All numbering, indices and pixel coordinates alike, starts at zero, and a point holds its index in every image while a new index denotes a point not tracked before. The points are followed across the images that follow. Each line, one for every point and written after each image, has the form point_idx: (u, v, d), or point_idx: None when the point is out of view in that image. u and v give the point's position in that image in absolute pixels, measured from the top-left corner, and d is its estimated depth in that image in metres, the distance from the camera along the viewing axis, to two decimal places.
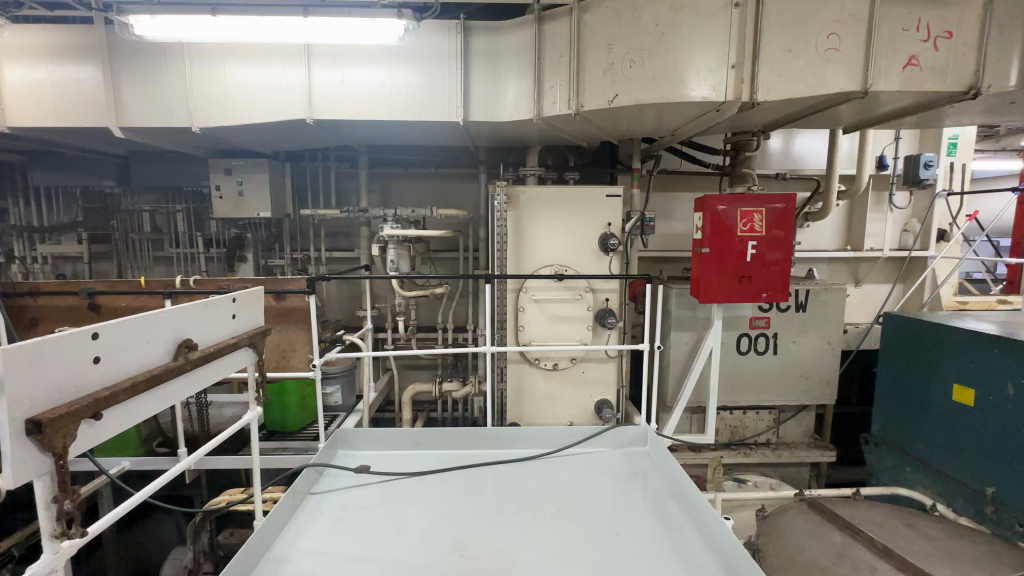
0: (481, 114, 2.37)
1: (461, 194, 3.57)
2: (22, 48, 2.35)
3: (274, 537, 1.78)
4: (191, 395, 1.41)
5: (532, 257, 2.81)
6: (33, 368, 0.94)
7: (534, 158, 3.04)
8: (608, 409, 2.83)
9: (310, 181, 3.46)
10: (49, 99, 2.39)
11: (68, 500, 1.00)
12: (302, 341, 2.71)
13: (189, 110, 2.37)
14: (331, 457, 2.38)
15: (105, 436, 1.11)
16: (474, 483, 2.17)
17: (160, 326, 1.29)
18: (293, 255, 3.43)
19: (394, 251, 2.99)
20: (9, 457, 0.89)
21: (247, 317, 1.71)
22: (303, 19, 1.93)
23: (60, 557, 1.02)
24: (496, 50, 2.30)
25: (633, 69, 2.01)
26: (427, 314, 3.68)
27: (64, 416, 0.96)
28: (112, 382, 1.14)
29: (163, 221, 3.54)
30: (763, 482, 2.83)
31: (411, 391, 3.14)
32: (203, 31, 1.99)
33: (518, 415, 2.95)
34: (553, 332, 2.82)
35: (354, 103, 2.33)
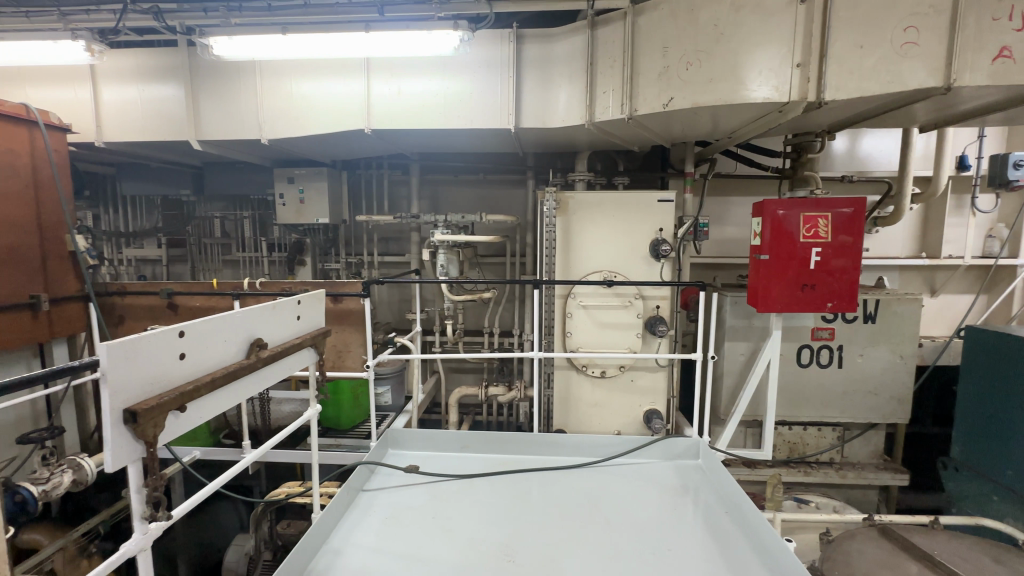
0: (532, 121, 2.38)
1: (508, 201, 3.60)
2: (117, 71, 2.59)
3: (330, 532, 1.85)
4: (261, 391, 1.50)
5: (580, 262, 2.79)
6: (131, 361, 1.03)
7: (583, 163, 3.01)
8: (657, 418, 2.75)
9: (365, 188, 3.60)
10: (138, 116, 2.61)
11: (155, 487, 1.08)
12: (356, 342, 2.81)
13: (258, 122, 2.52)
14: (381, 456, 2.45)
15: (189, 427, 1.20)
16: (520, 489, 2.17)
17: (235, 325, 1.37)
18: (347, 258, 3.57)
19: (444, 256, 3.05)
20: (110, 444, 0.98)
21: (310, 318, 1.80)
22: (364, 34, 2.01)
23: (147, 539, 1.11)
24: (547, 57, 2.31)
25: (690, 71, 1.96)
26: (474, 318, 3.73)
27: (156, 407, 1.05)
28: (195, 377, 1.22)
29: (231, 227, 3.78)
30: (826, 503, 2.66)
31: (458, 394, 3.20)
32: (275, 49, 2.12)
33: (564, 422, 2.93)
34: (601, 339, 2.78)
35: (409, 113, 2.41)
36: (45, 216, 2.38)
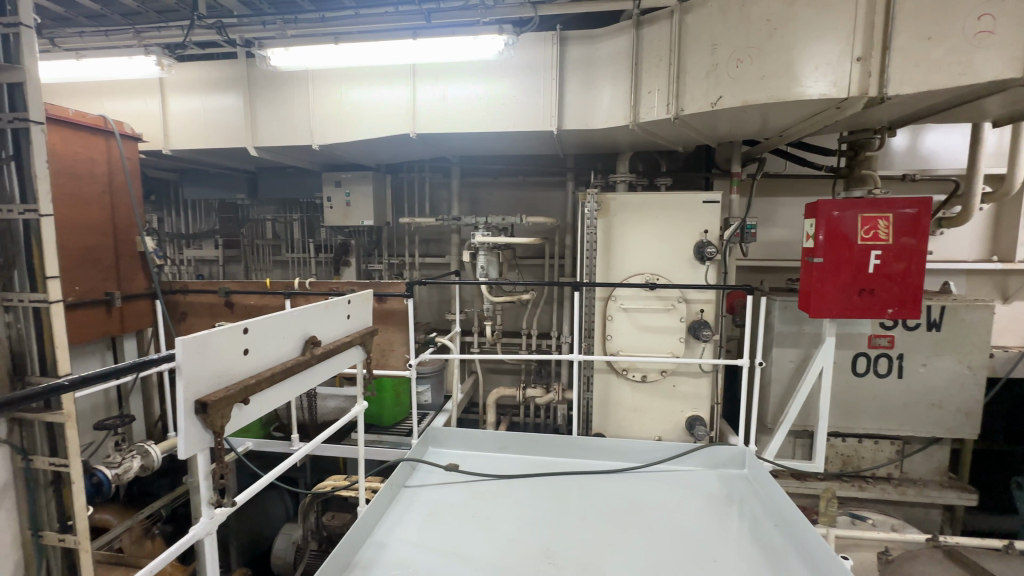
0: (575, 123, 2.37)
1: (548, 202, 3.60)
2: (183, 83, 2.76)
3: (374, 525, 1.91)
4: (314, 387, 1.56)
5: (622, 264, 2.75)
6: (202, 355, 1.09)
7: (624, 165, 2.97)
8: (700, 425, 2.68)
9: (407, 191, 3.69)
10: (201, 125, 2.78)
11: (222, 475, 1.14)
12: (399, 342, 2.88)
13: (310, 129, 2.63)
14: (422, 453, 2.50)
15: (251, 419, 1.27)
16: (559, 492, 2.16)
17: (293, 323, 1.44)
18: (390, 259, 3.66)
19: (484, 258, 3.09)
20: (183, 432, 1.05)
21: (359, 318, 1.86)
22: (412, 42, 2.06)
23: (212, 523, 1.17)
24: (590, 59, 2.30)
25: (740, 69, 1.91)
26: (512, 320, 3.75)
27: (223, 400, 1.11)
28: (257, 371, 1.29)
29: (281, 228, 3.95)
30: (884, 521, 2.52)
31: (496, 395, 3.22)
32: (328, 58, 2.20)
33: (603, 426, 2.90)
34: (642, 342, 2.74)
35: (453, 117, 2.45)
36: (119, 220, 2.56)
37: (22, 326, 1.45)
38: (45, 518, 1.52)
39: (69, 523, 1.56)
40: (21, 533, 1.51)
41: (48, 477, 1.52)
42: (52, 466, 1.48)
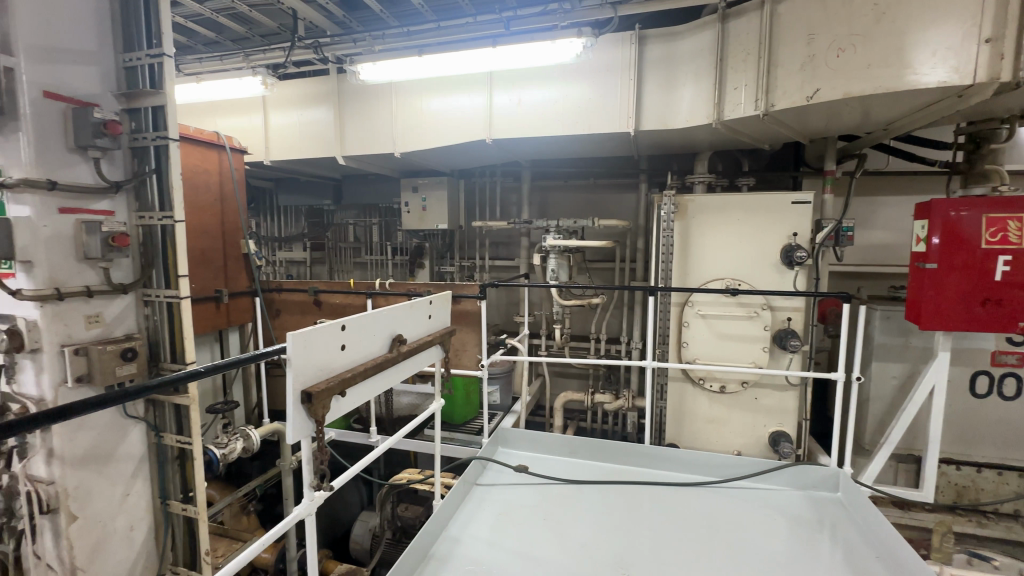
0: (654, 122, 2.31)
1: (619, 205, 3.53)
2: (283, 100, 3.02)
3: (448, 520, 1.96)
4: (400, 382, 1.64)
5: (699, 269, 2.64)
6: (308, 348, 1.18)
7: (703, 165, 2.85)
8: (785, 442, 2.50)
9: (479, 195, 3.77)
10: (296, 137, 3.02)
11: (321, 459, 1.23)
12: (471, 342, 2.96)
13: (392, 138, 2.77)
14: (493, 453, 2.54)
15: (348, 410, 1.35)
16: (632, 501, 2.10)
17: (382, 321, 1.52)
18: (461, 262, 3.77)
19: (554, 261, 3.09)
20: (292, 419, 1.14)
21: (439, 318, 1.93)
22: (491, 50, 2.11)
23: (312, 505, 1.26)
24: (670, 57, 2.24)
25: (841, 59, 1.77)
26: (581, 324, 3.71)
27: (325, 390, 1.19)
28: (351, 365, 1.37)
29: (362, 232, 4.18)
30: (1011, 564, 2.21)
31: (564, 399, 3.21)
32: (411, 70, 2.30)
33: (677, 437, 2.79)
34: (720, 351, 2.61)
35: (529, 122, 2.48)
36: (228, 225, 2.84)
37: (158, 317, 1.65)
38: (172, 488, 1.71)
39: (189, 495, 1.73)
40: (152, 501, 1.71)
41: (174, 452, 1.71)
42: (178, 443, 1.67)
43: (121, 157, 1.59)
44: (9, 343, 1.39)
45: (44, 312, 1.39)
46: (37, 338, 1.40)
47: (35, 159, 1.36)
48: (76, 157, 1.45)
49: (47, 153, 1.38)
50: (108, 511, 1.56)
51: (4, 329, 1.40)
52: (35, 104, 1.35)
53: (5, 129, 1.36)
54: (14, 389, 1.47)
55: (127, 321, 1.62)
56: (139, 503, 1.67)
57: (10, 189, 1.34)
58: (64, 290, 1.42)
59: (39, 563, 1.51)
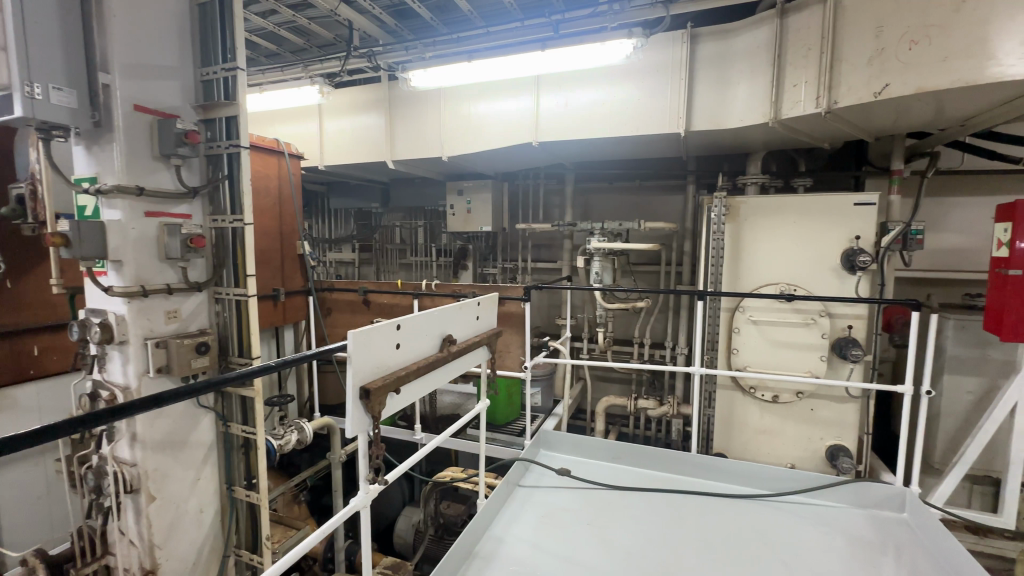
0: (706, 123, 2.25)
1: (666, 207, 3.46)
2: (337, 107, 3.14)
3: (492, 519, 1.98)
4: (449, 382, 1.67)
5: (751, 273, 2.55)
6: (367, 346, 1.23)
7: (756, 165, 2.76)
8: (845, 457, 2.37)
9: (522, 197, 3.78)
10: (349, 143, 3.14)
11: (377, 453, 1.27)
12: (515, 344, 2.97)
13: (440, 142, 2.83)
14: (535, 455, 2.54)
15: (401, 407, 1.39)
16: (679, 511, 2.05)
17: (434, 321, 1.55)
18: (504, 264, 3.79)
19: (598, 264, 3.07)
20: (351, 414, 1.19)
21: (486, 319, 1.95)
22: (541, 53, 2.11)
23: (368, 498, 1.30)
24: (724, 55, 2.17)
25: (913, 52, 1.67)
26: (624, 328, 3.66)
27: (382, 388, 1.23)
28: (405, 364, 1.41)
29: (407, 234, 4.29)
30: None
31: (606, 403, 3.17)
32: (460, 76, 2.34)
33: (726, 447, 2.70)
34: (773, 359, 2.51)
35: (575, 124, 2.47)
36: (285, 227, 2.98)
37: (228, 314, 1.76)
38: (237, 474, 1.83)
39: (252, 482, 1.85)
40: (219, 486, 1.83)
41: (239, 441, 1.83)
42: (244, 432, 1.78)
43: (197, 163, 1.71)
44: (100, 334, 1.51)
45: (132, 306, 1.51)
46: (125, 330, 1.52)
47: (126, 167, 1.48)
48: (159, 165, 1.57)
49: (136, 161, 1.50)
50: (181, 493, 1.68)
51: (97, 321, 1.52)
52: (126, 117, 1.47)
53: (101, 139, 1.49)
54: (102, 377, 1.60)
55: (201, 316, 1.73)
56: (208, 488, 1.78)
57: (104, 195, 1.47)
58: (148, 287, 1.54)
59: (122, 539, 1.63)
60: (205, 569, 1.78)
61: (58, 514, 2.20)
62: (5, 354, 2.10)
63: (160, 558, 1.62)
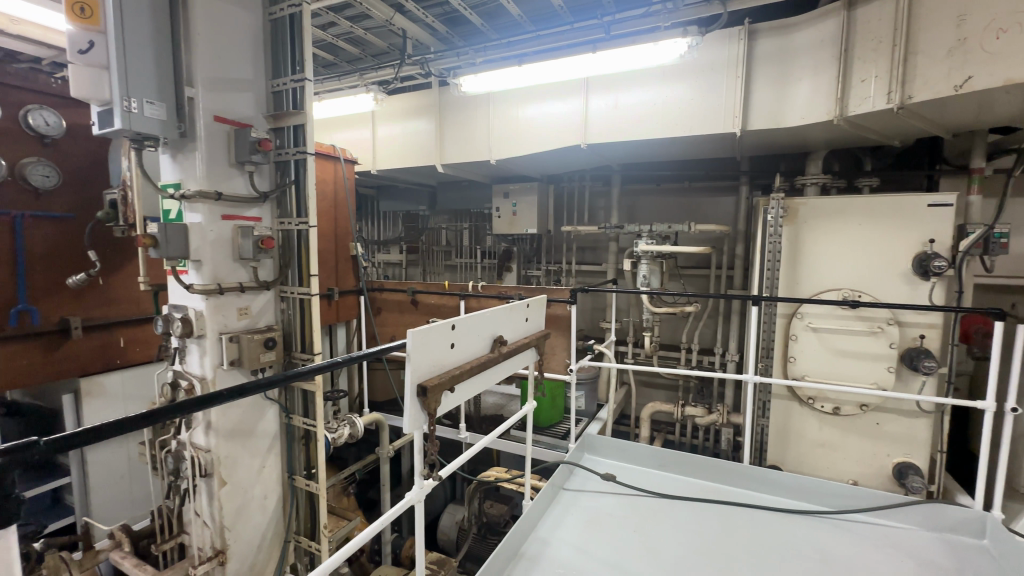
0: (764, 122, 2.17)
1: (717, 209, 3.36)
2: (389, 113, 3.25)
3: (537, 521, 1.98)
4: (500, 382, 1.69)
5: (810, 279, 2.43)
6: (424, 345, 1.26)
7: (816, 165, 2.63)
8: (914, 475, 2.22)
9: (568, 200, 3.77)
10: (400, 148, 3.24)
11: (431, 449, 1.30)
12: (561, 347, 2.96)
13: (489, 146, 2.87)
14: (579, 459, 2.53)
15: (455, 405, 1.42)
16: (731, 523, 1.98)
17: (486, 322, 1.57)
18: (548, 266, 3.79)
19: (646, 267, 3.02)
20: (409, 410, 1.22)
21: (535, 321, 1.96)
22: (592, 55, 2.10)
23: (422, 493, 1.32)
24: (785, 51, 2.08)
25: (1000, 42, 1.55)
26: (670, 333, 3.58)
27: (438, 386, 1.27)
28: (459, 363, 1.44)
29: (453, 236, 4.37)
30: None
31: (652, 409, 3.11)
32: (510, 81, 2.36)
33: (780, 459, 2.59)
34: (835, 369, 2.38)
35: (625, 125, 2.45)
36: (339, 229, 3.10)
37: (292, 312, 1.86)
38: (298, 464, 1.93)
39: (311, 471, 1.95)
40: (282, 474, 1.93)
41: (300, 433, 1.94)
42: (305, 424, 1.88)
43: (268, 170, 1.81)
44: (181, 328, 1.62)
45: (209, 303, 1.62)
46: (203, 325, 1.64)
47: (207, 174, 1.59)
48: (235, 171, 1.68)
49: (215, 168, 1.62)
50: (249, 480, 1.79)
51: (178, 316, 1.64)
52: (208, 128, 1.59)
53: (185, 148, 1.61)
54: (182, 368, 1.72)
55: (268, 314, 1.84)
56: (272, 476, 1.89)
57: (187, 200, 1.58)
58: (224, 286, 1.65)
59: (195, 520, 1.74)
60: (268, 553, 1.88)
61: (140, 494, 2.40)
62: (96, 346, 2.31)
63: (229, 539, 1.72)
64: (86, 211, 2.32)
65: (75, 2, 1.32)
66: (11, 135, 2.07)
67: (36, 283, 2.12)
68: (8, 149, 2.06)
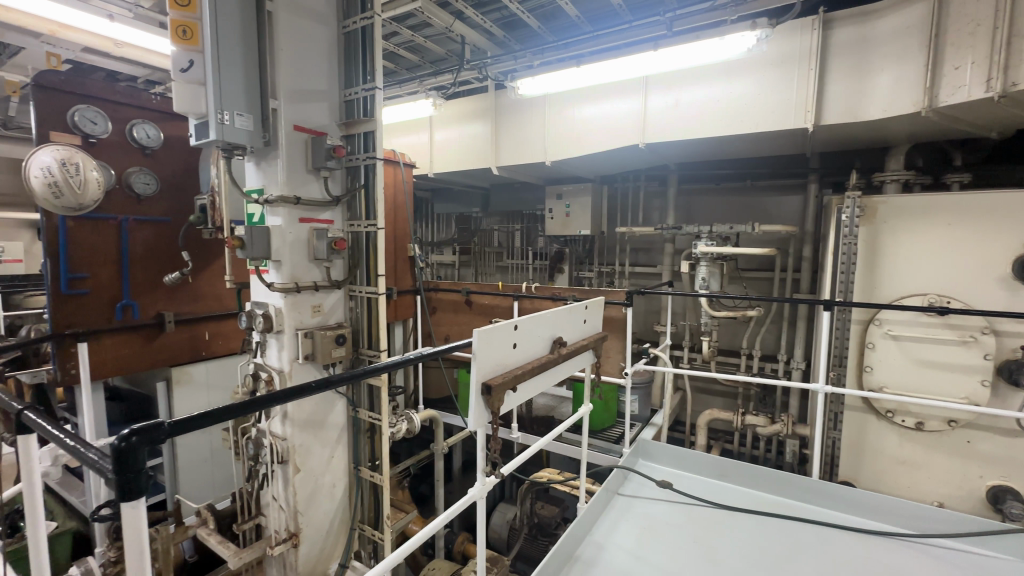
0: (840, 116, 2.05)
1: (782, 208, 3.19)
2: (447, 118, 3.33)
3: (592, 524, 1.97)
4: (559, 383, 1.69)
5: (890, 283, 2.27)
6: (489, 345, 1.29)
7: (897, 160, 2.45)
8: (1013, 501, 2.01)
9: (622, 200, 3.71)
10: (456, 151, 3.32)
11: (493, 447, 1.32)
12: (616, 349, 2.93)
13: (544, 148, 2.88)
14: (634, 464, 2.48)
15: (517, 405, 1.43)
16: (798, 539, 1.87)
17: (546, 323, 1.58)
18: (601, 267, 3.75)
19: (705, 269, 2.93)
20: (474, 407, 1.25)
21: (593, 323, 1.95)
22: (653, 53, 2.06)
23: (484, 490, 1.34)
24: (865, 40, 1.95)
25: None
26: (729, 337, 3.44)
27: (502, 385, 1.29)
28: (520, 364, 1.45)
29: (504, 237, 4.41)
30: None
31: (709, 416, 3.00)
32: (567, 82, 2.36)
33: (853, 475, 2.42)
34: (917, 380, 2.20)
35: (686, 123, 2.38)
36: (398, 231, 3.21)
37: (360, 310, 1.95)
38: (363, 455, 2.02)
39: (375, 463, 2.03)
40: (348, 464, 2.03)
41: (365, 426, 2.04)
42: (371, 418, 1.96)
43: (340, 175, 1.91)
44: (262, 324, 1.74)
45: (287, 301, 1.73)
46: (282, 321, 1.75)
47: (288, 180, 1.71)
48: (312, 177, 1.79)
49: (295, 173, 1.73)
50: (319, 468, 1.89)
51: (260, 312, 1.76)
52: (288, 136, 1.70)
53: (268, 156, 1.73)
54: (262, 361, 1.84)
55: (339, 312, 1.93)
56: (340, 465, 1.98)
57: (269, 204, 1.70)
58: (300, 285, 1.75)
59: (273, 504, 1.84)
60: (335, 539, 1.98)
61: (221, 477, 2.59)
62: (185, 339, 2.53)
63: (302, 523, 1.82)
64: (179, 215, 2.54)
65: (178, 26, 1.46)
66: (118, 147, 2.31)
67: (137, 280, 2.36)
68: (115, 160, 2.30)
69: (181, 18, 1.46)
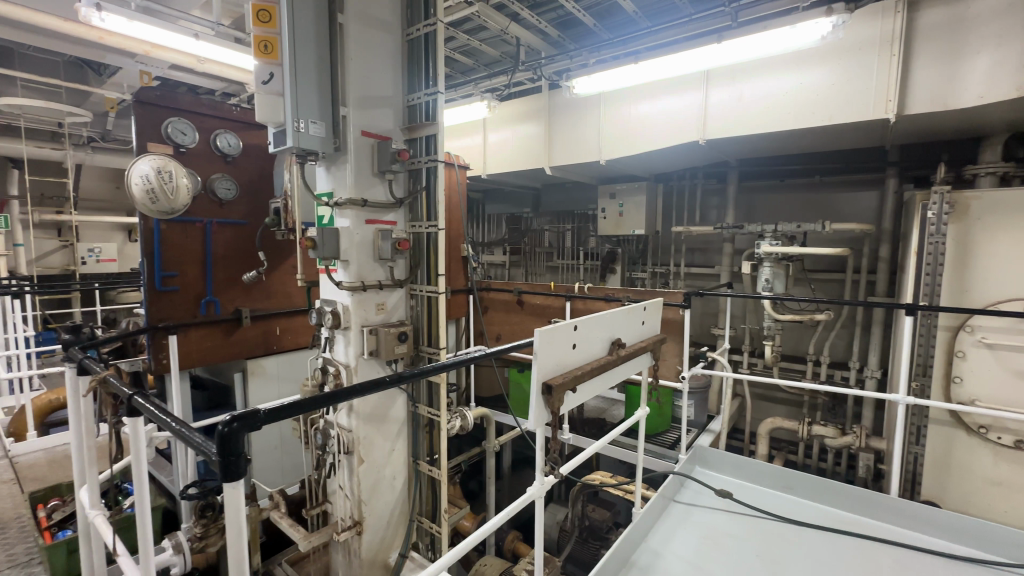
0: (926, 104, 1.89)
1: (855, 206, 2.99)
2: (500, 119, 3.37)
3: (648, 530, 1.93)
4: (617, 384, 1.67)
5: (983, 286, 2.07)
6: (550, 344, 1.29)
7: (993, 152, 2.23)
8: None
9: (677, 199, 3.60)
10: (509, 152, 3.35)
11: (553, 446, 1.32)
12: (672, 353, 2.85)
13: (599, 147, 2.85)
14: (690, 471, 2.41)
15: (575, 405, 1.43)
16: (876, 560, 1.74)
17: (604, 324, 1.56)
18: (655, 268, 3.67)
19: (768, 269, 2.78)
20: (535, 406, 1.26)
21: (651, 325, 1.91)
22: (717, 45, 1.97)
23: (542, 489, 1.34)
24: (959, 21, 1.79)
25: None
26: (794, 342, 3.25)
27: (562, 385, 1.28)
28: (579, 364, 1.45)
29: (555, 237, 4.39)
30: None
31: (772, 424, 2.86)
32: (624, 79, 2.32)
33: (936, 495, 2.22)
34: (1017, 394, 1.99)
35: (750, 116, 2.28)
36: (453, 232, 3.28)
37: (420, 308, 2.02)
38: (422, 449, 2.10)
39: (434, 457, 2.11)
40: (408, 458, 2.11)
41: (424, 421, 2.11)
42: (430, 413, 2.04)
43: (403, 178, 1.98)
44: (331, 320, 1.83)
45: (354, 299, 1.81)
46: (349, 318, 1.83)
47: (356, 183, 1.79)
48: (377, 180, 1.86)
49: (362, 177, 1.81)
50: (382, 459, 1.97)
51: (329, 309, 1.85)
52: (356, 142, 1.78)
53: (338, 161, 1.82)
54: (330, 355, 1.93)
55: (400, 310, 2.00)
56: (401, 458, 2.06)
57: (338, 207, 1.79)
58: (366, 284, 1.83)
59: (338, 492, 1.93)
60: (395, 529, 2.05)
61: (289, 465, 2.75)
62: (258, 333, 2.70)
63: (365, 512, 1.90)
64: (255, 218, 2.71)
65: (261, 42, 1.61)
66: (203, 156, 2.50)
67: (219, 278, 2.55)
68: (200, 167, 2.49)
69: (263, 34, 1.60)
